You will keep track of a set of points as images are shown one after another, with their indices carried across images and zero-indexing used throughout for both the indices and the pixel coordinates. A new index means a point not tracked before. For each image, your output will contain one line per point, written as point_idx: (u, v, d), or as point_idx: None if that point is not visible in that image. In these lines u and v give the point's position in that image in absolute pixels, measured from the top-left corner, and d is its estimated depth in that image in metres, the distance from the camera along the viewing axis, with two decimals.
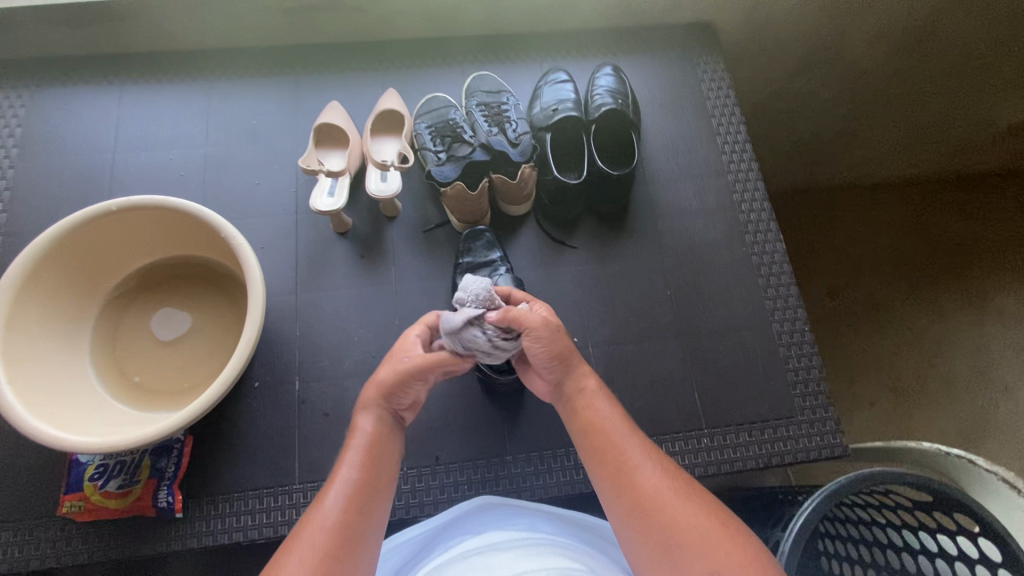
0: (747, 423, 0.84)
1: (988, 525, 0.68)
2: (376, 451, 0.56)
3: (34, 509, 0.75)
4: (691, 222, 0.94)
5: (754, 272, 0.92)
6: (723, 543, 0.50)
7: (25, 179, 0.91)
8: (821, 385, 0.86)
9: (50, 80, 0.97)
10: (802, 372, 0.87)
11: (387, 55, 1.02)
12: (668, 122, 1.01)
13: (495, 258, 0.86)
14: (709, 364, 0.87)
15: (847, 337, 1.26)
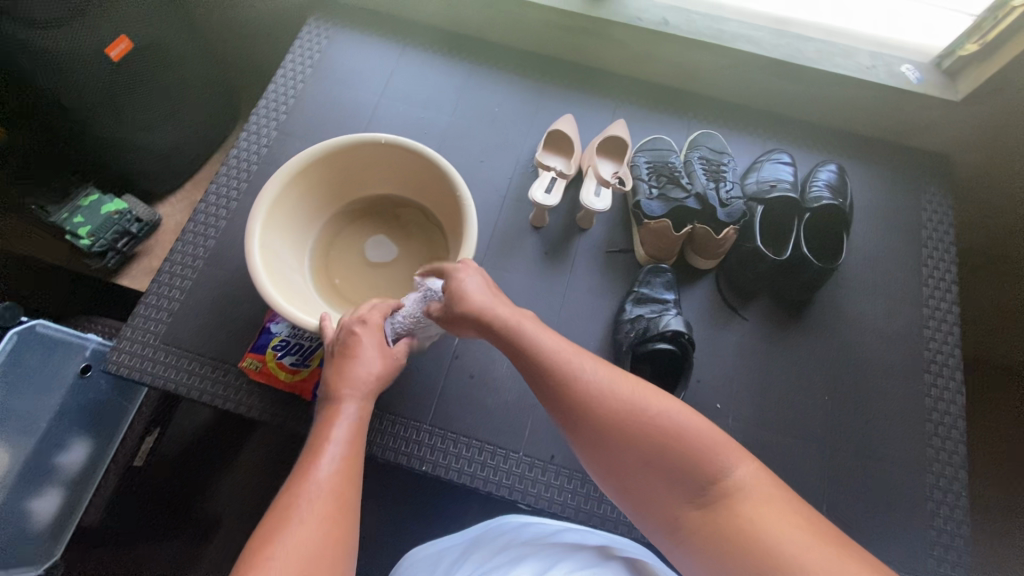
0: (868, 559, 0.79)
1: None
2: (344, 448, 0.58)
3: (224, 353, 0.88)
4: (871, 338, 0.92)
5: (924, 414, 0.87)
6: (689, 454, 0.50)
7: (309, 94, 1.09)
8: (964, 559, 0.79)
9: (354, 24, 1.15)
10: (946, 535, 0.80)
11: (627, 90, 1.10)
12: (875, 236, 0.99)
13: (668, 299, 0.90)
14: (845, 483, 0.83)
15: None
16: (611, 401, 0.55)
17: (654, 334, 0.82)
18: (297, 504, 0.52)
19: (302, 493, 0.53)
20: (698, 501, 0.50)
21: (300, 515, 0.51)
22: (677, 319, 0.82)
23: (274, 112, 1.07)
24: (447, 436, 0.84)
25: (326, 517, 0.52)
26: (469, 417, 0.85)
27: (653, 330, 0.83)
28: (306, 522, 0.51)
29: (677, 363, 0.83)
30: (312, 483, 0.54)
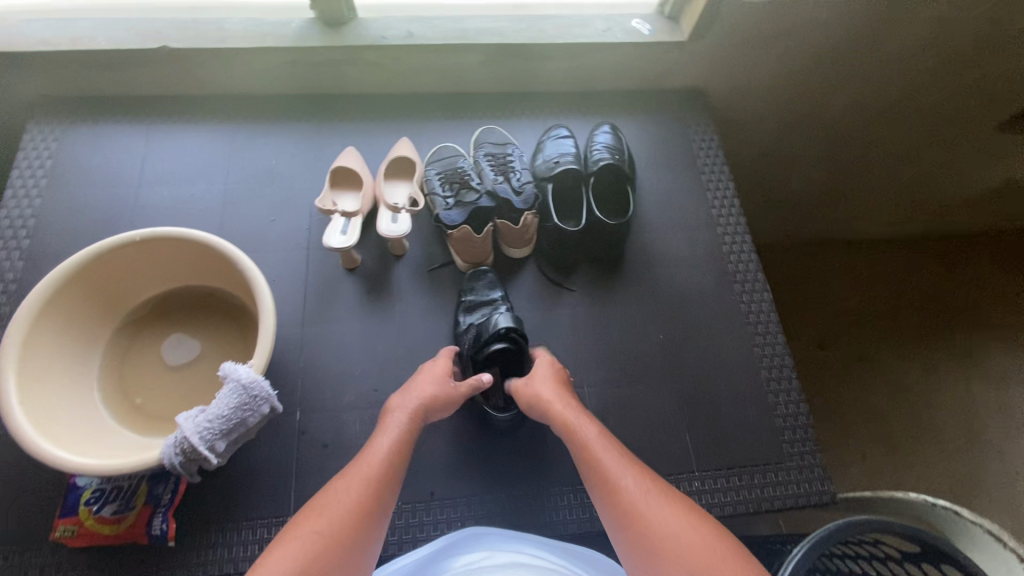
0: (737, 467, 0.85)
1: None
2: (399, 443, 0.68)
3: (27, 532, 0.75)
4: (683, 270, 1.00)
5: (743, 320, 0.96)
6: (719, 561, 0.53)
7: (51, 208, 0.95)
8: (808, 433, 0.88)
9: (85, 117, 1.03)
10: (790, 418, 0.89)
11: (402, 108, 1.09)
12: (661, 177, 1.08)
13: (496, 297, 0.91)
14: (699, 407, 0.89)
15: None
16: (653, 504, 0.59)
17: (484, 339, 0.81)
18: (341, 486, 0.61)
19: (340, 489, 0.61)
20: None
21: (346, 490, 0.61)
22: (501, 314, 0.82)
23: (14, 241, 0.92)
24: None
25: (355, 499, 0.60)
26: None
27: (484, 334, 0.82)
28: (348, 499, 0.60)
29: (519, 355, 0.83)
30: (357, 475, 0.63)
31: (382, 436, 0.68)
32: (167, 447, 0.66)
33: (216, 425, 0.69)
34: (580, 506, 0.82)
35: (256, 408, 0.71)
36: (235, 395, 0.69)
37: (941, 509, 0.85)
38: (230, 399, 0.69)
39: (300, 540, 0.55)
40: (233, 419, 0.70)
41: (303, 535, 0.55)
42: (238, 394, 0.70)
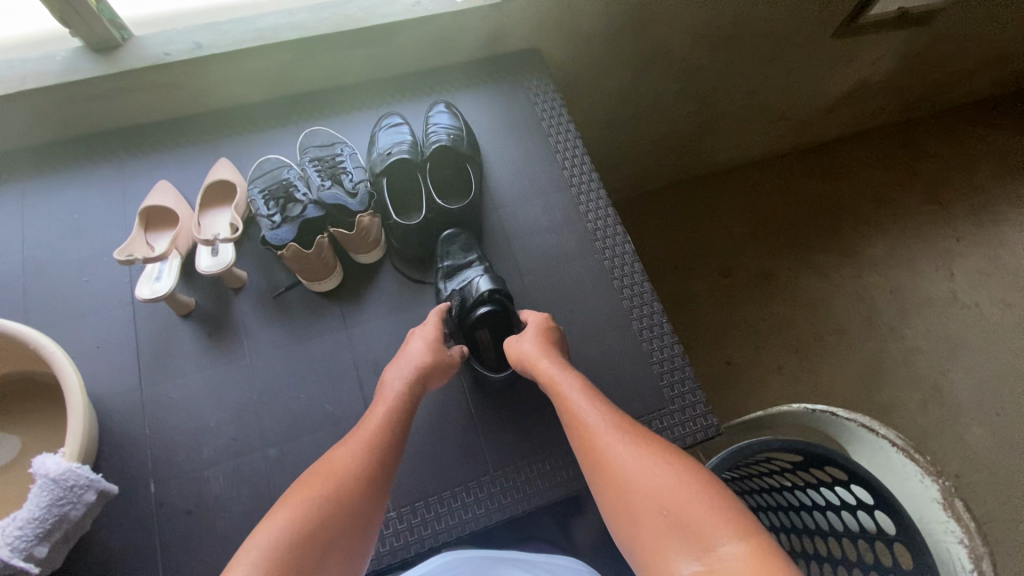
0: None
1: (859, 476, 0.79)
2: (398, 410, 0.69)
3: None
4: (543, 238, 0.98)
5: (609, 276, 0.96)
6: (689, 497, 0.56)
7: None
8: (685, 372, 0.90)
9: None
10: (666, 362, 0.91)
11: (216, 128, 1.00)
12: (508, 148, 1.05)
13: (473, 259, 0.89)
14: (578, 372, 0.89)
15: (708, 301, 1.80)
16: (629, 451, 0.62)
17: (472, 301, 0.81)
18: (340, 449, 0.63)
19: (336, 453, 0.62)
20: (672, 535, 0.54)
21: (343, 454, 0.62)
22: (484, 278, 0.82)
23: None
24: None
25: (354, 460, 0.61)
26: (209, 554, 0.74)
27: (470, 296, 0.82)
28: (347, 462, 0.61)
29: (505, 314, 0.84)
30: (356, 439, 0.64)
31: (380, 405, 0.70)
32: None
33: (34, 530, 0.60)
34: (464, 505, 0.80)
35: (77, 498, 0.63)
36: (50, 493, 0.61)
37: (821, 412, 0.92)
38: (44, 498, 0.61)
39: (306, 500, 0.56)
40: (53, 519, 0.62)
41: (302, 495, 0.57)
42: (54, 490, 0.62)
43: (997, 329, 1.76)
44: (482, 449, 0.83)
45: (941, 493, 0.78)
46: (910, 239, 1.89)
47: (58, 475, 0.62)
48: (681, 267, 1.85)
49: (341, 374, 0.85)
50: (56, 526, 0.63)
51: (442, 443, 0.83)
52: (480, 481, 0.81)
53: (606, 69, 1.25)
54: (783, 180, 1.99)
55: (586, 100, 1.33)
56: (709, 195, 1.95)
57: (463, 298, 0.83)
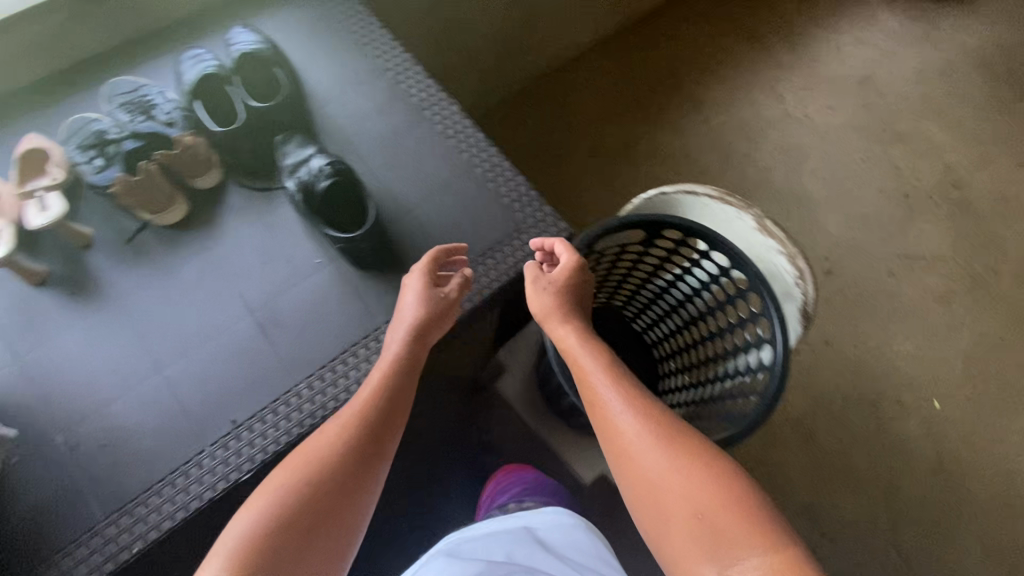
0: (486, 251, 0.97)
1: (699, 231, 0.97)
2: (388, 379, 0.79)
3: None
4: (375, 121, 1.04)
5: (444, 137, 1.04)
6: (708, 495, 0.67)
7: None
8: (530, 195, 1.01)
9: None
10: (512, 192, 1.01)
11: (13, 108, 0.98)
12: (320, 54, 1.10)
13: (309, 152, 0.92)
14: (437, 222, 0.97)
15: (581, 179, 2.00)
16: (650, 438, 0.73)
17: (312, 182, 0.88)
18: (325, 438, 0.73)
19: (323, 441, 0.73)
20: (691, 528, 0.66)
21: (324, 445, 0.72)
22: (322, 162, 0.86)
23: None
24: (131, 506, 0.77)
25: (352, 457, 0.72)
26: (136, 473, 0.78)
27: (313, 182, 0.88)
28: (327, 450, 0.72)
29: (350, 187, 0.89)
30: (342, 430, 0.74)
31: (372, 378, 0.80)
32: None
33: None
34: (365, 356, 0.87)
35: None
36: None
37: (657, 195, 1.05)
38: None
39: (286, 489, 0.68)
40: None
41: (288, 487, 0.69)
42: None
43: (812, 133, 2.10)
44: (368, 309, 0.90)
45: (754, 220, 1.00)
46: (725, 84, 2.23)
47: None
48: (551, 157, 2.01)
49: (214, 289, 0.89)
50: None
51: (329, 316, 0.89)
52: (372, 335, 0.89)
53: None
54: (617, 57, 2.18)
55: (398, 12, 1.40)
56: (558, 85, 2.09)
57: (308, 179, 0.89)
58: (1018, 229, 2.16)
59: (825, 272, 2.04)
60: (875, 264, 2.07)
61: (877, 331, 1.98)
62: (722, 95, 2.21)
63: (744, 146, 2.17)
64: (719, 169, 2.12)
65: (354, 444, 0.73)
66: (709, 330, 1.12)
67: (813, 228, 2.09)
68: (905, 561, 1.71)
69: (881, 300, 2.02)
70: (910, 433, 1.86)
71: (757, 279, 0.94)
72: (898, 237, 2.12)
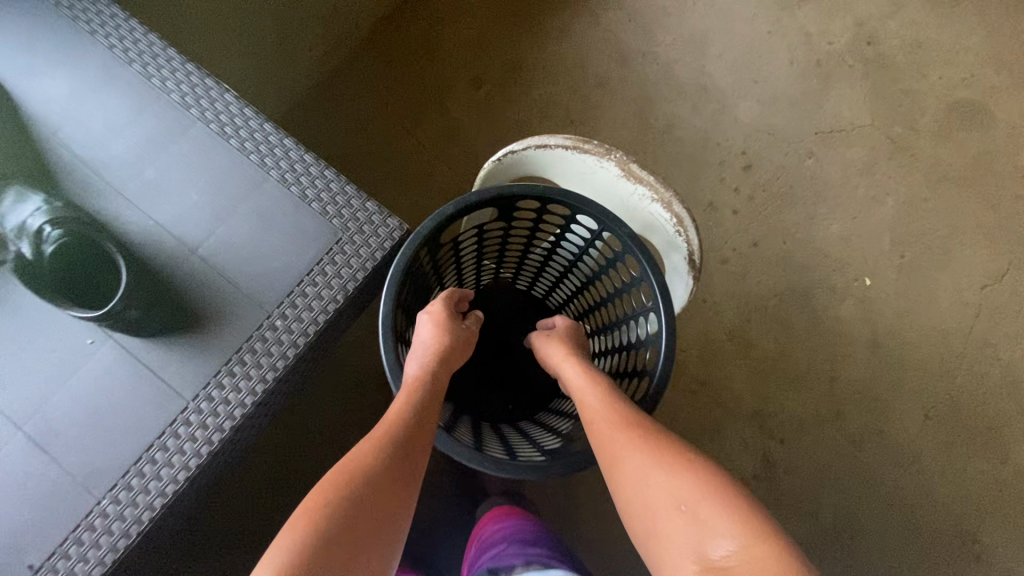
0: (303, 278, 0.78)
1: (554, 197, 0.81)
2: (415, 397, 0.79)
3: None
4: (129, 139, 0.81)
5: (222, 140, 0.82)
6: (692, 487, 0.72)
7: None
8: (346, 193, 0.81)
9: None
10: (323, 193, 0.81)
11: None
12: (32, 54, 0.82)
13: (27, 203, 0.70)
14: (234, 257, 0.78)
15: (468, 119, 1.79)
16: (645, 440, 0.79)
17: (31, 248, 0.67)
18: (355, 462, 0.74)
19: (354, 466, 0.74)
20: (678, 518, 0.71)
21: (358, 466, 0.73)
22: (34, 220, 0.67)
23: None
24: None
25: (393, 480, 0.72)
26: None
27: (32, 247, 0.67)
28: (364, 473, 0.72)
29: (91, 242, 0.70)
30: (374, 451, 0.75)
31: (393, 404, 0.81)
32: None
33: None
34: (180, 443, 0.72)
35: None
36: None
37: (504, 157, 0.88)
38: None
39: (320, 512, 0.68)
40: None
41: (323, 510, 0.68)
42: None
43: None
44: (167, 388, 0.74)
45: (618, 165, 0.84)
46: None
47: None
48: (434, 99, 1.80)
49: None
50: None
51: (120, 410, 0.72)
52: (180, 419, 0.73)
53: None
54: None
55: None
56: (414, 20, 1.84)
57: (23, 242, 0.67)
58: (934, 75, 2.04)
59: (745, 167, 1.90)
60: (795, 146, 1.94)
61: (804, 219, 1.90)
62: None
63: (640, 42, 1.94)
64: (618, 74, 1.90)
65: (396, 470, 0.73)
66: (603, 294, 1.01)
67: (728, 120, 1.93)
68: (852, 441, 1.75)
69: (806, 185, 1.92)
70: (846, 316, 1.84)
71: (631, 241, 0.81)
72: (816, 111, 1.98)
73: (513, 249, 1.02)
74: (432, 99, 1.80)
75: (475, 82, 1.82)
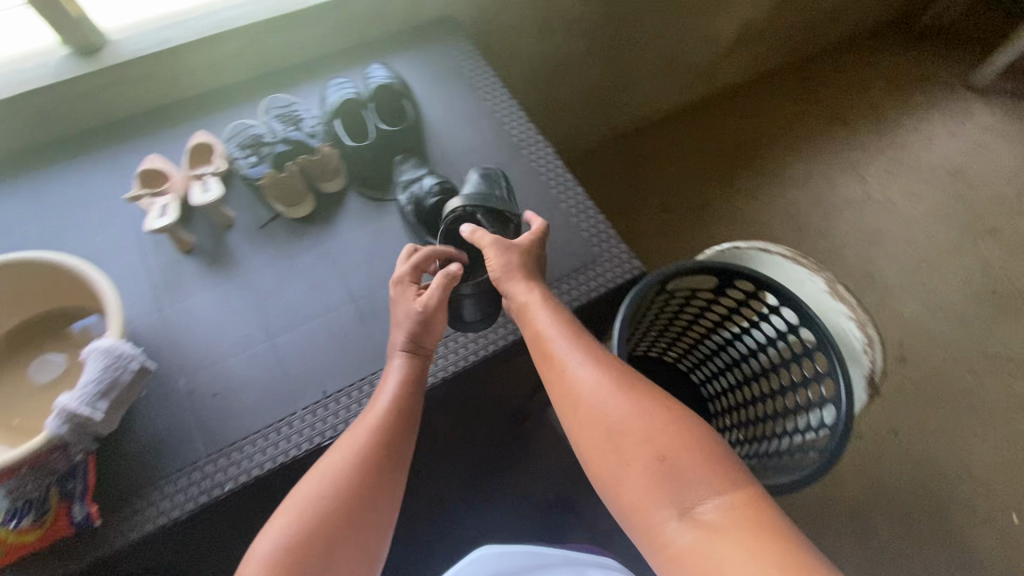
0: (563, 276, 1.04)
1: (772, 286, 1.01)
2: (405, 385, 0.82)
3: None
4: (478, 153, 1.17)
5: (537, 174, 1.16)
6: (614, 456, 0.69)
7: None
8: (608, 232, 1.09)
9: None
10: (593, 228, 1.09)
11: (194, 108, 1.18)
12: (442, 91, 1.25)
13: (423, 172, 1.08)
14: None
15: (654, 234, 2.05)
16: (607, 389, 0.72)
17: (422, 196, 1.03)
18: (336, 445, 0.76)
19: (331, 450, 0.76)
20: (624, 471, 0.68)
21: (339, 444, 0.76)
22: (430, 179, 1.05)
23: None
24: (229, 450, 0.87)
25: (362, 473, 0.73)
26: (237, 421, 0.90)
27: (421, 195, 1.04)
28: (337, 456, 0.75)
29: (451, 206, 1.04)
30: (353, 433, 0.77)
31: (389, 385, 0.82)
32: (19, 455, 0.73)
33: (75, 434, 0.76)
34: (444, 354, 0.96)
35: (125, 365, 0.80)
36: (82, 390, 0.75)
37: (731, 248, 1.10)
38: (65, 427, 0.73)
39: (300, 499, 0.71)
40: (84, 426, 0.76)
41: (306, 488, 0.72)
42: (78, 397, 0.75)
43: (885, 223, 2.18)
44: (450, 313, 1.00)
45: (827, 282, 1.04)
46: (813, 164, 2.26)
47: (67, 419, 0.73)
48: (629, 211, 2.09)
49: (326, 281, 1.02)
50: (73, 434, 0.75)
51: None
52: (456, 334, 0.98)
53: (513, 40, 1.54)
54: (708, 125, 2.27)
55: (507, 73, 1.63)
56: (630, 147, 2.20)
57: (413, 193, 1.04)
58: None
59: (899, 357, 1.96)
60: (955, 357, 1.97)
61: (952, 427, 1.86)
62: (802, 170, 2.24)
63: (821, 220, 2.17)
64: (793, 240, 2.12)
65: (371, 466, 0.74)
66: (779, 383, 1.12)
67: (889, 311, 2.03)
68: None
69: (960, 397, 1.91)
70: (984, 547, 1.70)
71: (823, 338, 0.97)
72: (984, 333, 2.01)
73: (705, 320, 1.19)
74: (628, 208, 2.10)
75: (667, 208, 2.10)
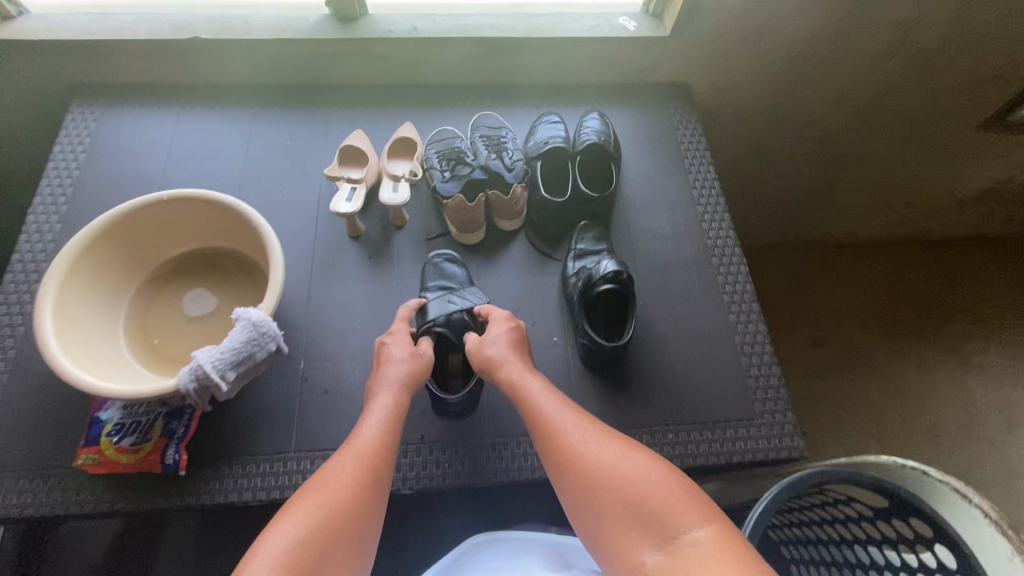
0: (710, 422, 0.90)
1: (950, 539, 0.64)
2: (388, 417, 0.72)
3: (71, 455, 0.83)
4: (664, 244, 1.07)
5: (719, 290, 1.02)
6: (607, 504, 0.61)
7: (100, 185, 1.06)
8: (779, 392, 0.93)
9: (142, 103, 1.14)
10: (763, 380, 0.94)
11: (412, 98, 1.20)
12: (649, 163, 1.16)
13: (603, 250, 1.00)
14: (668, 370, 0.94)
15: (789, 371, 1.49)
16: (599, 438, 0.67)
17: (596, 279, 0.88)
18: (336, 459, 0.66)
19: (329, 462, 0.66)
20: (617, 520, 0.60)
21: (338, 461, 0.66)
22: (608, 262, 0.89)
23: (53, 207, 1.03)
24: (315, 454, 0.85)
25: (361, 487, 0.63)
26: (331, 427, 0.87)
27: (595, 277, 0.89)
28: (343, 473, 0.64)
29: (622, 297, 0.90)
30: (351, 450, 0.67)
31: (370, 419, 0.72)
32: (146, 387, 0.72)
33: (199, 393, 0.75)
34: None
35: (264, 344, 0.79)
36: (221, 352, 0.75)
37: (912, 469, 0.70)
38: (193, 384, 0.73)
39: (302, 509, 0.59)
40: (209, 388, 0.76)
41: (308, 504, 0.60)
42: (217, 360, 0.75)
43: None
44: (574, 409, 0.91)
45: None
46: None
47: (198, 377, 0.73)
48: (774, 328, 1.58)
49: None
50: (197, 393, 0.75)
51: None
52: None
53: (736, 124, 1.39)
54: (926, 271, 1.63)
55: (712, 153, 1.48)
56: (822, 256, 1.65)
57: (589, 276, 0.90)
58: None
59: None
60: None
61: None
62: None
63: None
64: None
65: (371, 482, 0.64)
66: None
67: None
68: None
69: None
70: None
71: None
72: None
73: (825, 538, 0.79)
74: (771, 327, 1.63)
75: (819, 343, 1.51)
